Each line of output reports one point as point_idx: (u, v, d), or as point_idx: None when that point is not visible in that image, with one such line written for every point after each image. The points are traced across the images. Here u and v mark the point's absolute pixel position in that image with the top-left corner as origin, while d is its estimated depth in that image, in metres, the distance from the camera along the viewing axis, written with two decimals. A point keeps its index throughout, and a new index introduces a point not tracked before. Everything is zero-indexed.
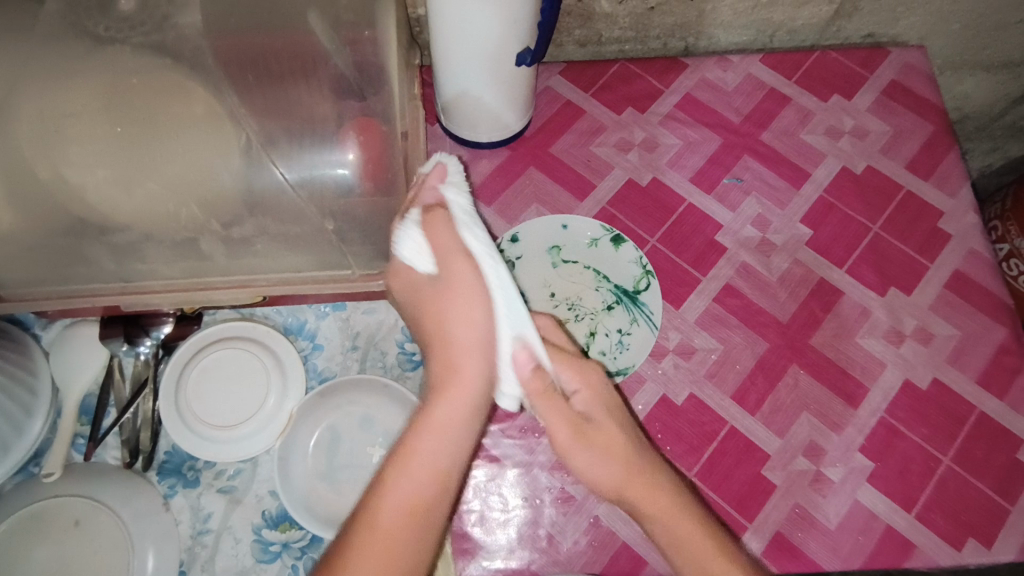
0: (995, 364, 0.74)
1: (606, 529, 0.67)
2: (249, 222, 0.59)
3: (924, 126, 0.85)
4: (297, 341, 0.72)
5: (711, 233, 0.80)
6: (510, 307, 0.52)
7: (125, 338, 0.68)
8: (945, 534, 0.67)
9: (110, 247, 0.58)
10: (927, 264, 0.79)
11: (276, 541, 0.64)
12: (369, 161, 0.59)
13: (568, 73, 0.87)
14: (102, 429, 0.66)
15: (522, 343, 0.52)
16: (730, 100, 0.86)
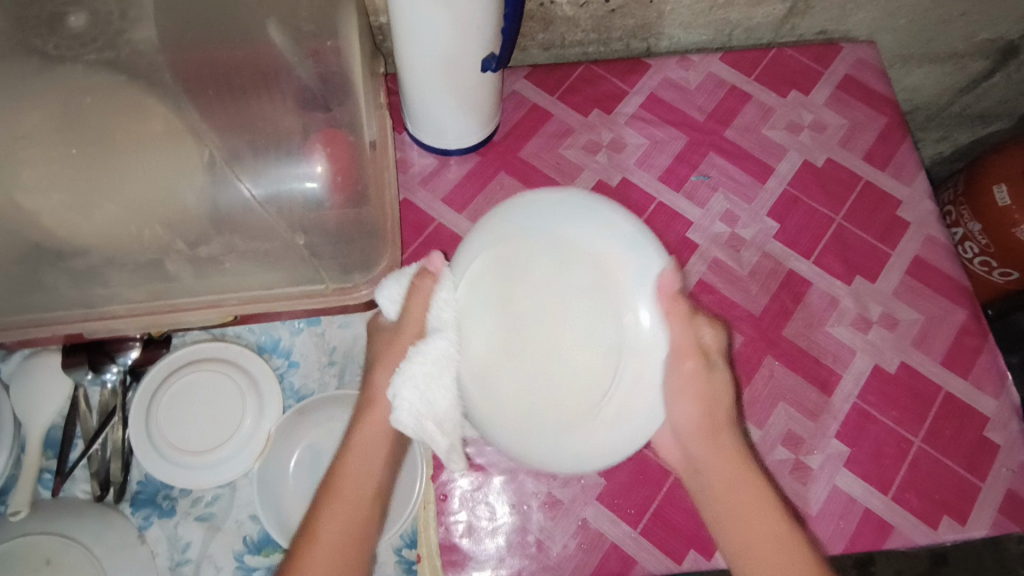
0: (957, 344, 0.77)
1: (594, 531, 0.67)
2: (217, 240, 0.57)
3: (878, 118, 0.88)
4: (271, 359, 0.70)
5: (681, 230, 0.81)
6: (543, 233, 0.54)
7: (90, 366, 0.66)
8: (920, 513, 0.70)
9: (70, 273, 0.56)
10: (889, 251, 0.81)
11: (260, 566, 0.62)
12: (338, 172, 0.58)
13: (533, 77, 0.87)
14: (70, 462, 0.64)
15: (655, 248, 0.53)
16: (693, 99, 0.87)
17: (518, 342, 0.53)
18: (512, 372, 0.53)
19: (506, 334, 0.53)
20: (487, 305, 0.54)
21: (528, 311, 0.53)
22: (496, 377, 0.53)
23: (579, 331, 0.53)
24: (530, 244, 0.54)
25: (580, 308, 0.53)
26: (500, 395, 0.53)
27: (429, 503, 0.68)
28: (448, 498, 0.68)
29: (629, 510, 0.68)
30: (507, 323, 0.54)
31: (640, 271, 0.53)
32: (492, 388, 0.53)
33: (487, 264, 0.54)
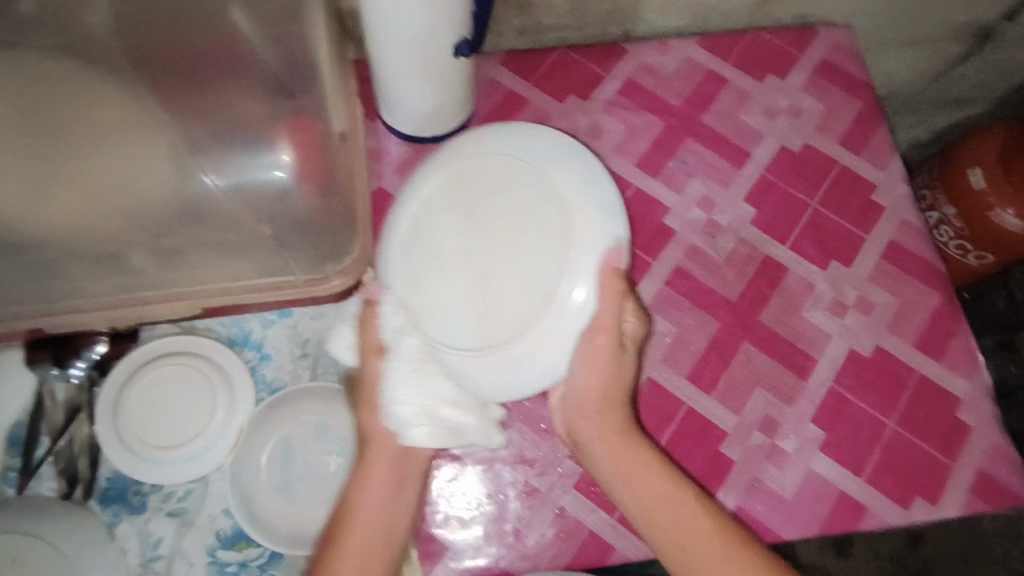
0: (931, 327, 0.77)
1: (572, 519, 0.67)
2: (181, 232, 0.56)
3: (854, 102, 0.88)
4: (243, 352, 0.69)
5: (658, 217, 0.81)
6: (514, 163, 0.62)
7: (54, 362, 0.64)
8: (895, 495, 0.70)
9: (27, 267, 0.54)
10: (865, 236, 0.81)
11: (234, 561, 0.62)
12: (305, 161, 0.56)
13: (508, 62, 0.86)
14: (36, 459, 0.63)
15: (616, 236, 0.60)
16: (670, 84, 0.87)
17: (480, 249, 0.59)
18: (476, 277, 0.59)
19: (469, 243, 0.60)
20: (448, 224, 0.61)
21: (482, 222, 0.60)
22: (464, 282, 0.59)
23: (531, 221, 0.59)
24: (477, 167, 0.62)
25: (520, 246, 0.59)
26: (466, 300, 0.59)
27: None
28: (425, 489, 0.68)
29: (607, 498, 0.68)
30: (469, 235, 0.60)
31: (574, 167, 0.61)
32: (462, 302, 0.59)
33: (443, 194, 0.62)
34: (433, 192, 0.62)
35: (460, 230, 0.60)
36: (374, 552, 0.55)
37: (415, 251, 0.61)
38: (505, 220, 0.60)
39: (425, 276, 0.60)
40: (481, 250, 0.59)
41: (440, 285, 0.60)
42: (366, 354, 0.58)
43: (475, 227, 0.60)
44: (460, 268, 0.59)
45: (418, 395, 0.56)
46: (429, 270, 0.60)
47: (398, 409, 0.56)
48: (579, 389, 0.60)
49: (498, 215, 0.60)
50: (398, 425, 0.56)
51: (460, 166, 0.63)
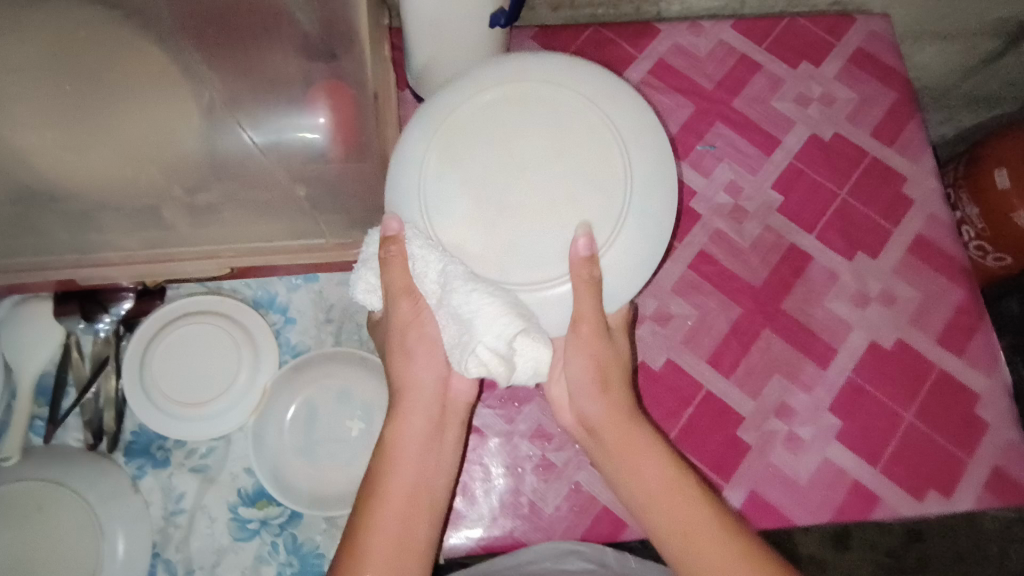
0: (952, 323, 0.77)
1: (586, 494, 0.68)
2: (215, 187, 0.56)
3: (887, 94, 0.87)
4: (268, 315, 0.69)
5: (685, 200, 0.80)
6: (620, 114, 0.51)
7: (82, 316, 0.65)
8: (906, 486, 0.71)
9: (62, 216, 0.55)
10: (891, 229, 0.81)
11: (254, 519, 0.62)
12: (340, 125, 0.56)
13: (540, 37, 0.85)
14: (62, 411, 0.63)
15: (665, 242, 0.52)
16: (702, 67, 0.86)
17: (518, 173, 0.49)
18: (512, 205, 0.48)
19: (511, 164, 0.49)
20: (486, 141, 0.50)
21: (536, 140, 0.49)
22: (496, 208, 0.48)
23: (582, 160, 0.49)
24: (531, 86, 0.51)
25: (570, 192, 0.49)
26: (495, 228, 0.48)
27: None
28: None
29: None
30: (509, 159, 0.49)
31: (635, 116, 0.52)
32: (492, 229, 0.48)
33: (483, 105, 0.51)
34: (473, 104, 0.51)
35: (500, 151, 0.49)
36: (412, 517, 0.51)
37: (443, 161, 0.50)
38: (553, 150, 0.49)
39: (454, 191, 0.49)
40: (523, 176, 0.48)
41: (469, 204, 0.48)
42: (394, 296, 0.50)
43: (518, 149, 0.49)
44: (492, 189, 0.48)
45: (500, 307, 0.45)
46: (459, 187, 0.49)
47: (480, 338, 0.45)
48: (576, 379, 0.54)
49: (544, 138, 0.49)
50: (458, 354, 0.46)
51: (528, 80, 0.51)
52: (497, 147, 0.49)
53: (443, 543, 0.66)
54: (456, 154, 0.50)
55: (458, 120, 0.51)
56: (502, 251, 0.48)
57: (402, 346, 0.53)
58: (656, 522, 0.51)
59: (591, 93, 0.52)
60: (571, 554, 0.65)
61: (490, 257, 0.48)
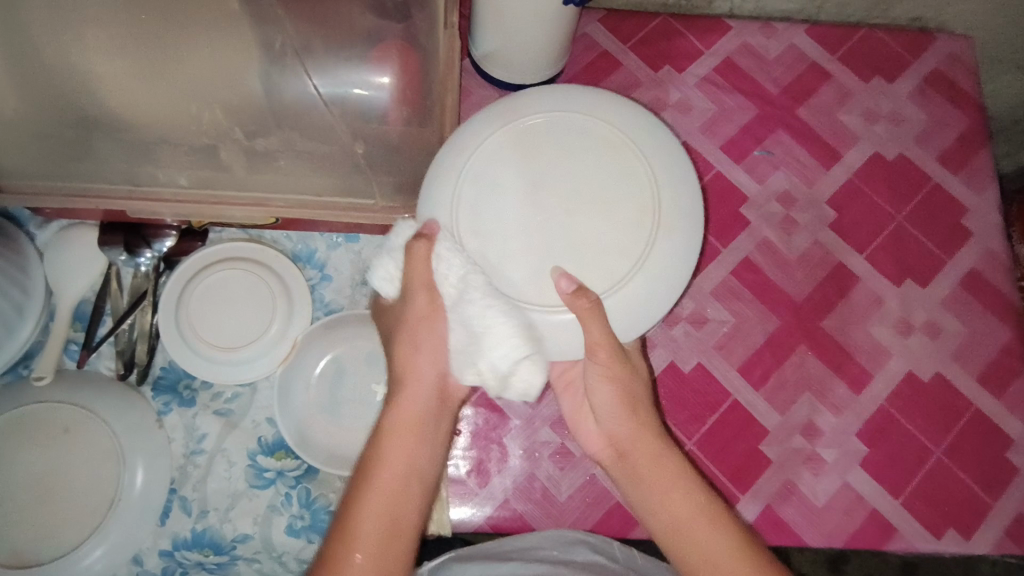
0: (996, 363, 0.75)
1: (601, 487, 0.68)
2: (275, 133, 0.55)
3: (959, 120, 0.84)
4: (305, 270, 0.69)
5: (736, 204, 0.78)
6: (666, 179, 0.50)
7: (125, 248, 0.65)
8: (926, 522, 0.69)
9: (122, 144, 0.54)
10: (945, 260, 0.78)
11: (271, 469, 0.63)
12: (405, 85, 0.56)
13: (608, 21, 0.83)
14: (97, 338, 0.64)
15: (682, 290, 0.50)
16: (770, 70, 0.83)
17: (554, 193, 0.48)
18: (545, 227, 0.48)
19: (551, 185, 0.48)
20: (529, 159, 0.49)
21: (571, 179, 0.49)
22: (527, 229, 0.48)
23: (617, 211, 0.49)
24: (582, 119, 0.51)
25: (589, 240, 0.48)
26: (531, 254, 0.47)
27: None
28: (459, 434, 0.68)
29: None
30: (552, 181, 0.49)
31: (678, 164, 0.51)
32: (516, 245, 0.48)
33: (533, 125, 0.50)
34: (524, 123, 0.50)
35: (542, 172, 0.49)
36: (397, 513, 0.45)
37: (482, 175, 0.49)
38: (593, 177, 0.49)
39: (485, 211, 0.48)
40: (562, 197, 0.48)
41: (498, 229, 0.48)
42: (410, 288, 0.48)
43: (560, 171, 0.49)
44: (521, 208, 0.48)
45: (507, 327, 0.45)
46: (495, 197, 0.49)
47: (484, 358, 0.46)
48: (603, 405, 0.52)
49: (586, 167, 0.49)
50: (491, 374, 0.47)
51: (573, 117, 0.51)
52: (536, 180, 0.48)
53: (451, 517, 0.66)
54: (495, 168, 0.49)
55: (504, 135, 0.50)
56: (524, 270, 0.47)
57: (411, 339, 0.48)
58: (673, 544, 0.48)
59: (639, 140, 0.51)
60: (580, 544, 0.61)
61: (515, 272, 0.47)
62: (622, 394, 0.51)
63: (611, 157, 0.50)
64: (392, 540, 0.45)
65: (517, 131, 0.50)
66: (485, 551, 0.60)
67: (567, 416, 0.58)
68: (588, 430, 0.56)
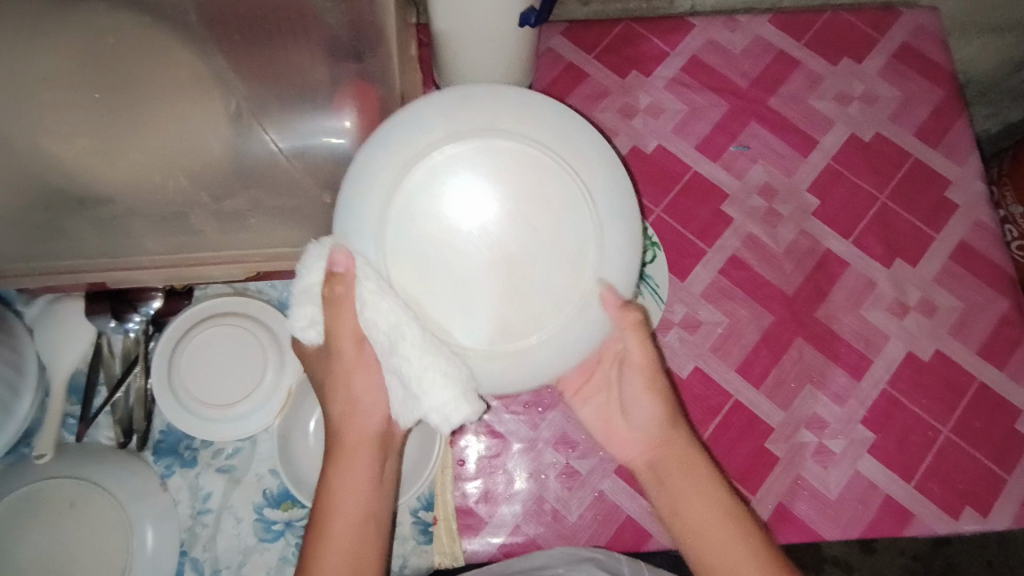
0: (996, 334, 0.74)
1: (610, 503, 0.67)
2: (242, 194, 0.56)
3: (934, 92, 0.83)
4: (293, 317, 0.70)
5: (717, 203, 0.78)
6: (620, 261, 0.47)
7: (113, 314, 0.65)
8: (942, 503, 0.69)
9: (92, 221, 0.55)
10: (933, 235, 0.78)
11: (279, 520, 0.63)
12: (368, 129, 0.56)
13: (570, 33, 0.83)
14: (94, 408, 0.64)
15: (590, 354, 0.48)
16: (737, 63, 0.83)
17: (478, 219, 0.45)
18: (452, 256, 0.45)
19: (478, 209, 0.45)
20: (468, 171, 0.45)
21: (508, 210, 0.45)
22: (441, 253, 0.45)
23: (536, 252, 0.45)
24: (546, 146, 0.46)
25: (491, 282, 0.45)
26: (441, 274, 0.45)
27: (447, 467, 0.68)
28: (464, 463, 0.68)
29: None
30: (476, 208, 0.45)
31: (614, 270, 0.47)
32: (412, 257, 0.45)
33: (495, 141, 0.45)
34: (488, 135, 0.45)
35: (479, 198, 0.45)
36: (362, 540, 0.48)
37: (424, 173, 0.45)
38: (524, 214, 0.45)
39: (414, 217, 0.45)
40: (483, 227, 0.45)
41: (419, 235, 0.45)
42: (339, 337, 0.47)
43: (496, 200, 0.45)
44: (445, 228, 0.45)
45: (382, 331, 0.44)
46: (432, 206, 0.45)
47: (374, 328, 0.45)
48: (640, 419, 0.54)
49: (518, 204, 0.45)
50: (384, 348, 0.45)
51: (541, 145, 0.46)
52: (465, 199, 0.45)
53: (465, 549, 0.66)
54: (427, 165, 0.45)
55: (457, 143, 0.45)
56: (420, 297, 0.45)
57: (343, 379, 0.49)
58: (692, 548, 0.50)
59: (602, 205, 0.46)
60: (587, 561, 0.61)
61: (415, 289, 0.45)
62: (659, 411, 0.53)
63: (562, 207, 0.46)
64: (355, 556, 0.47)
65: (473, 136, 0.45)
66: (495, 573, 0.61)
67: (597, 434, 0.57)
68: (620, 439, 0.55)
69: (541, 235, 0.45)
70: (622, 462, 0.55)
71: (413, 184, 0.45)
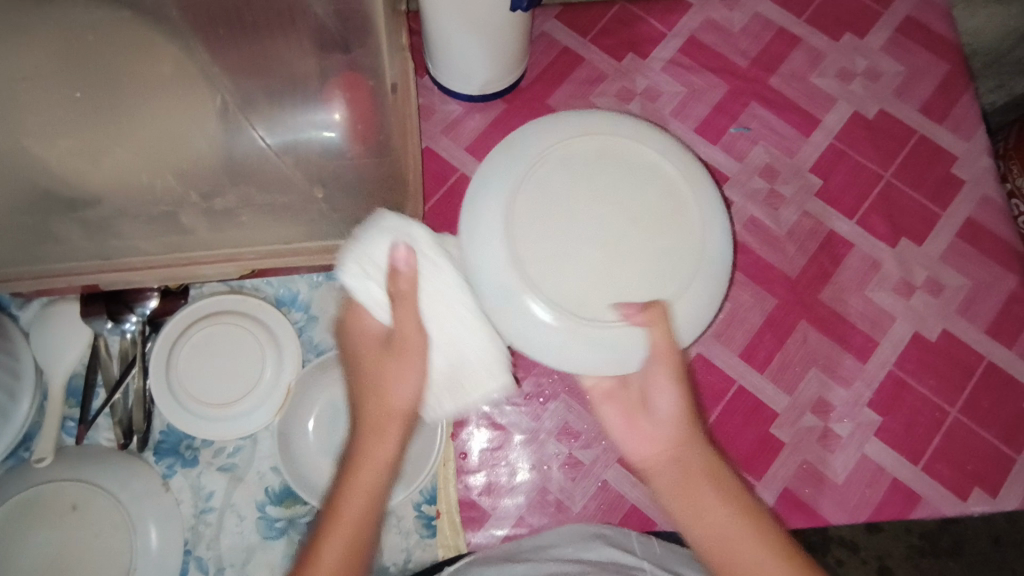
0: (1005, 312, 0.73)
1: (614, 492, 0.67)
2: (232, 192, 0.55)
3: (939, 66, 0.81)
4: (290, 313, 0.69)
5: (717, 185, 0.77)
6: (714, 287, 0.54)
7: (109, 316, 0.65)
8: (951, 484, 0.68)
9: (82, 224, 0.54)
10: (939, 212, 0.76)
11: (282, 518, 0.63)
12: (359, 121, 0.55)
13: (564, 16, 0.81)
14: (93, 411, 0.64)
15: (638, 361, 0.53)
16: (736, 42, 0.81)
17: (607, 200, 0.53)
18: (584, 228, 0.53)
19: (608, 194, 0.54)
20: (618, 163, 0.55)
21: (638, 208, 0.54)
22: (571, 218, 0.53)
23: (649, 245, 0.53)
24: (678, 183, 0.55)
25: (606, 256, 0.52)
26: (571, 241, 0.52)
27: (449, 461, 0.67)
28: (467, 455, 0.68)
29: None
30: (612, 196, 0.54)
31: (705, 293, 0.53)
32: (551, 220, 0.53)
33: (659, 166, 0.55)
34: (656, 159, 0.55)
35: (622, 196, 0.54)
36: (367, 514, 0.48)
37: (591, 152, 0.55)
38: (642, 215, 0.53)
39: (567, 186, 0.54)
40: (606, 208, 0.53)
41: (562, 204, 0.53)
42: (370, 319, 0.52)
43: (625, 198, 0.54)
44: (579, 194, 0.54)
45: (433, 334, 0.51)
46: (584, 176, 0.54)
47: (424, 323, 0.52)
48: (662, 411, 0.52)
49: (647, 208, 0.54)
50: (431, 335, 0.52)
51: (674, 180, 0.55)
52: (606, 188, 0.54)
53: (468, 541, 0.65)
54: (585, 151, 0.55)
55: (624, 147, 0.56)
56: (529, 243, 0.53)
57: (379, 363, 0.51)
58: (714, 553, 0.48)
59: (708, 241, 0.54)
60: (596, 538, 0.59)
61: (549, 244, 0.52)
62: (683, 403, 0.52)
63: (682, 228, 0.54)
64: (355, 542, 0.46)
65: (637, 146, 0.56)
66: (498, 555, 0.59)
67: (614, 432, 0.54)
68: (637, 437, 0.53)
69: (660, 236, 0.53)
70: (630, 455, 0.53)
71: (575, 165, 0.55)
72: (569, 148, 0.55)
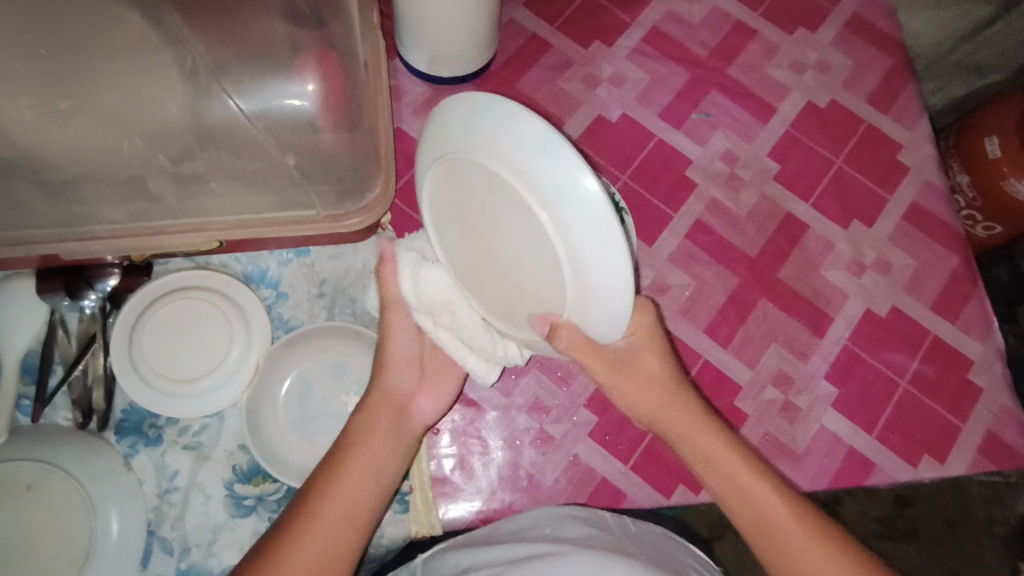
0: (947, 290, 0.77)
1: (585, 466, 0.68)
2: (201, 155, 0.54)
3: (884, 60, 0.85)
4: (259, 290, 0.68)
5: (681, 169, 0.79)
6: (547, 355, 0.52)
7: (67, 292, 0.62)
8: (901, 451, 0.72)
9: (41, 186, 0.52)
10: (887, 196, 0.80)
11: (250, 496, 0.62)
12: (331, 92, 0.56)
13: (532, 4, 0.83)
14: (49, 389, 0.62)
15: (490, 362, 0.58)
16: (696, 34, 0.84)
17: (487, 233, 0.46)
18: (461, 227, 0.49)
19: (494, 232, 0.46)
20: (519, 224, 0.43)
21: (510, 264, 0.46)
22: (459, 212, 0.48)
23: (497, 285, 0.50)
24: (557, 288, 0.44)
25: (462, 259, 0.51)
26: (448, 227, 0.51)
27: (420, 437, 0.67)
28: (439, 433, 0.68)
29: (619, 447, 0.68)
30: (495, 229, 0.46)
31: (546, 354, 0.53)
32: (442, 200, 0.50)
33: (553, 267, 0.42)
34: (553, 257, 0.42)
35: (504, 243, 0.45)
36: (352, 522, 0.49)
37: (499, 183, 0.42)
38: (516, 278, 0.47)
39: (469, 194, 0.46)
40: (484, 242, 0.47)
41: (459, 198, 0.48)
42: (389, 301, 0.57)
43: (504, 246, 0.46)
44: (459, 206, 0.48)
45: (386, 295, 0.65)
46: (487, 193, 0.44)
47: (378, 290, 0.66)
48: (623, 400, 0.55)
49: (517, 270, 0.46)
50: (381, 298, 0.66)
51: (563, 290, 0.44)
52: (492, 225, 0.45)
53: (441, 516, 0.66)
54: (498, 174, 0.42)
55: (538, 209, 0.40)
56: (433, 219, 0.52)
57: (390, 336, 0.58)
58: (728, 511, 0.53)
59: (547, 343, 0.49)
60: (570, 518, 0.59)
61: (438, 217, 0.52)
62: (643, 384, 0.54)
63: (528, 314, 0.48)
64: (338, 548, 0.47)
65: (487, 165, 0.42)
66: (479, 538, 0.59)
67: None
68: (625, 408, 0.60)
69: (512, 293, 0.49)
70: None
71: (488, 186, 0.43)
72: (439, 156, 0.47)
